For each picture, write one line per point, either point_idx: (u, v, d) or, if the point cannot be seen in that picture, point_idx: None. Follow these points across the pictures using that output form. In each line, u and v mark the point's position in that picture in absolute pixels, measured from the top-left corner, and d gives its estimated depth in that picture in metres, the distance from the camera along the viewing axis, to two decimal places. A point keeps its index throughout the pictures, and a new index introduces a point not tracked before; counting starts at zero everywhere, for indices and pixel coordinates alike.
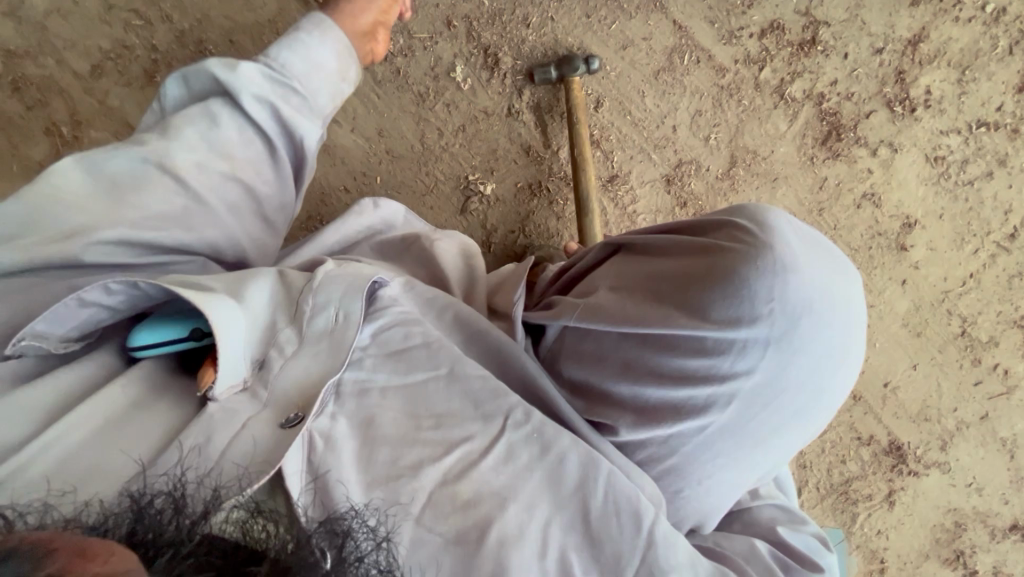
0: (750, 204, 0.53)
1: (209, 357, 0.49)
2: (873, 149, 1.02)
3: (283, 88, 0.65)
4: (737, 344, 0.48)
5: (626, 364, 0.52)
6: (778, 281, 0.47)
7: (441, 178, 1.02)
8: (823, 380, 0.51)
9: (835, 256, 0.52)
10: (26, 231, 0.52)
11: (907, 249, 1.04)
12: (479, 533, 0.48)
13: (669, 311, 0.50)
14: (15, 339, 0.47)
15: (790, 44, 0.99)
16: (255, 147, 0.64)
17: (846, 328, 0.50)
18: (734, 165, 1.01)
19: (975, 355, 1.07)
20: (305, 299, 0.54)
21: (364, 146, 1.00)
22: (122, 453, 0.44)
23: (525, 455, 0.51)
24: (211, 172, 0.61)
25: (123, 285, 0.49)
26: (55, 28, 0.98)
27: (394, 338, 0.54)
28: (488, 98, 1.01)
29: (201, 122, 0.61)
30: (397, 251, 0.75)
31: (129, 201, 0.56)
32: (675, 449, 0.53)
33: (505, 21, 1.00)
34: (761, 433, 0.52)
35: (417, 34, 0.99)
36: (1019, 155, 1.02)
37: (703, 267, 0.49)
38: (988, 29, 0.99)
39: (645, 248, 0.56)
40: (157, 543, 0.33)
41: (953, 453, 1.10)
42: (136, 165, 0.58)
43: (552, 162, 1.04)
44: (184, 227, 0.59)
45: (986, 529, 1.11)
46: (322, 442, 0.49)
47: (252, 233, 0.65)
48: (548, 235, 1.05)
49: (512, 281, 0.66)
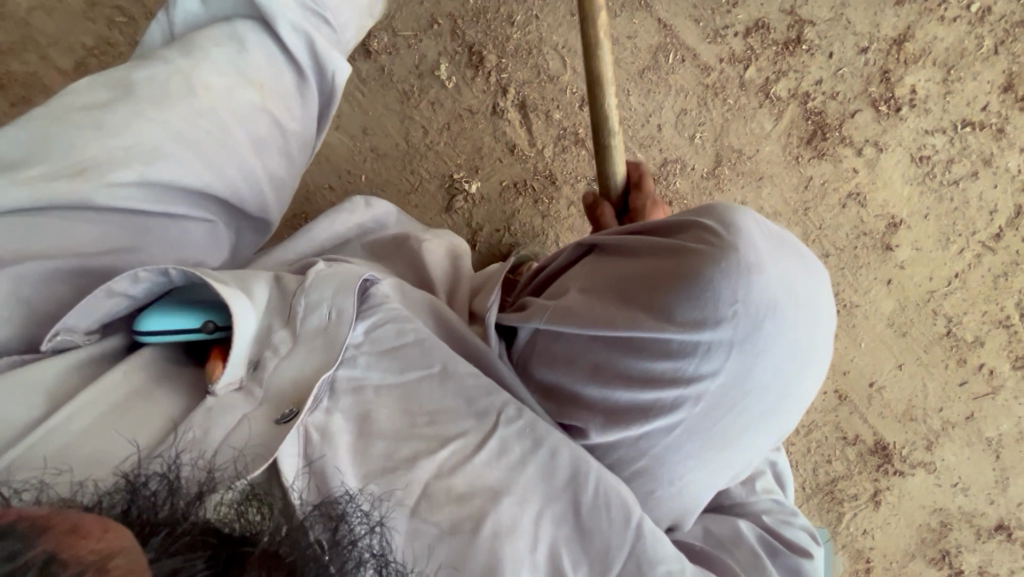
0: (718, 204, 0.53)
1: (218, 349, 0.50)
2: (859, 148, 1.02)
3: (314, 16, 0.65)
4: (702, 345, 0.48)
5: (596, 366, 0.52)
6: (741, 282, 0.47)
7: (426, 176, 1.02)
8: (788, 383, 0.50)
9: (800, 256, 0.52)
10: (42, 156, 0.50)
11: (893, 249, 1.04)
12: (474, 524, 0.48)
13: (636, 313, 0.50)
14: (51, 335, 0.47)
15: (776, 43, 0.99)
16: (284, 76, 0.64)
17: (810, 330, 0.50)
18: (719, 164, 1.01)
19: (960, 355, 1.07)
20: (298, 299, 0.53)
21: (349, 143, 0.99)
22: (122, 436, 0.44)
23: (517, 449, 0.51)
24: (238, 98, 0.60)
25: (152, 273, 0.49)
26: (38, 24, 0.97)
27: (387, 334, 0.54)
28: (473, 97, 1.01)
29: (230, 44, 0.61)
30: (386, 250, 0.75)
31: (151, 122, 0.54)
32: (645, 451, 0.52)
33: (489, 19, 0.99)
34: (730, 435, 0.52)
35: (401, 32, 0.98)
36: (1004, 154, 1.01)
37: (669, 269, 0.50)
38: (973, 28, 0.99)
39: (616, 248, 0.55)
40: (151, 522, 0.32)
41: (939, 453, 1.10)
42: (159, 84, 0.56)
43: (537, 160, 1.03)
44: (203, 156, 0.56)
45: (972, 529, 1.12)
46: (317, 434, 0.49)
47: (275, 169, 0.64)
48: (533, 234, 1.05)
49: (490, 285, 0.66)
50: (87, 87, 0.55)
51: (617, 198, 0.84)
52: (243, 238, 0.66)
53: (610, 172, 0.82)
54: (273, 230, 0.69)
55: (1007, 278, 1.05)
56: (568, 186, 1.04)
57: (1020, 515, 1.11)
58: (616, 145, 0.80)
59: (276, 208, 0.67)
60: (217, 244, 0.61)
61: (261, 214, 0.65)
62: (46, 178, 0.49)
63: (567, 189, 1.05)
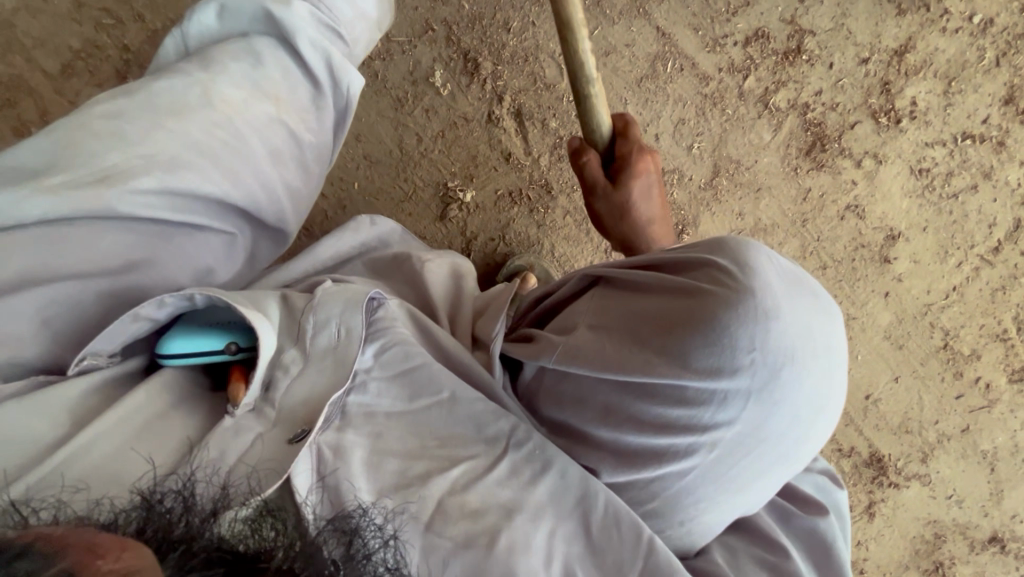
0: (731, 240, 0.51)
1: (239, 370, 0.50)
2: (858, 160, 1.01)
3: (328, 30, 0.63)
4: (719, 393, 0.46)
5: (608, 408, 0.51)
6: (757, 329, 0.45)
7: (420, 184, 1.00)
8: (804, 428, 0.49)
9: (816, 295, 0.50)
10: (53, 168, 0.48)
11: (891, 262, 1.03)
12: (489, 539, 0.48)
13: (651, 357, 0.48)
14: (77, 359, 0.47)
15: (775, 52, 0.98)
16: (301, 90, 0.62)
17: (828, 374, 0.48)
18: (716, 175, 1.00)
19: (957, 369, 1.06)
20: (307, 317, 0.53)
21: (342, 150, 0.98)
22: (138, 454, 0.44)
23: (528, 472, 0.51)
24: (256, 111, 0.58)
25: (177, 299, 0.49)
26: (23, 25, 0.95)
27: (396, 357, 0.54)
28: (468, 104, 0.99)
29: (246, 57, 0.59)
30: (388, 269, 0.75)
31: (169, 133, 0.52)
32: (657, 494, 0.51)
33: (485, 25, 0.98)
34: (744, 479, 0.50)
35: (395, 37, 0.97)
36: (1004, 167, 1.01)
37: (683, 312, 0.48)
38: (975, 40, 0.98)
39: (626, 283, 0.54)
40: (167, 539, 0.33)
41: (934, 465, 1.09)
42: (177, 95, 0.55)
43: (533, 169, 1.02)
44: (221, 167, 0.54)
45: (966, 541, 1.11)
46: (330, 451, 0.49)
47: (289, 184, 0.62)
48: (528, 243, 1.03)
49: (494, 305, 0.65)
50: (104, 98, 0.53)
51: (604, 150, 0.77)
52: (260, 249, 0.64)
53: (596, 126, 0.74)
54: (289, 241, 0.67)
55: (1005, 291, 1.04)
56: (564, 196, 1.03)
57: (1014, 528, 1.11)
58: (598, 91, 0.71)
59: (293, 220, 0.65)
60: (232, 256, 0.60)
61: (278, 224, 0.63)
62: (68, 186, 0.47)
63: (563, 198, 1.03)
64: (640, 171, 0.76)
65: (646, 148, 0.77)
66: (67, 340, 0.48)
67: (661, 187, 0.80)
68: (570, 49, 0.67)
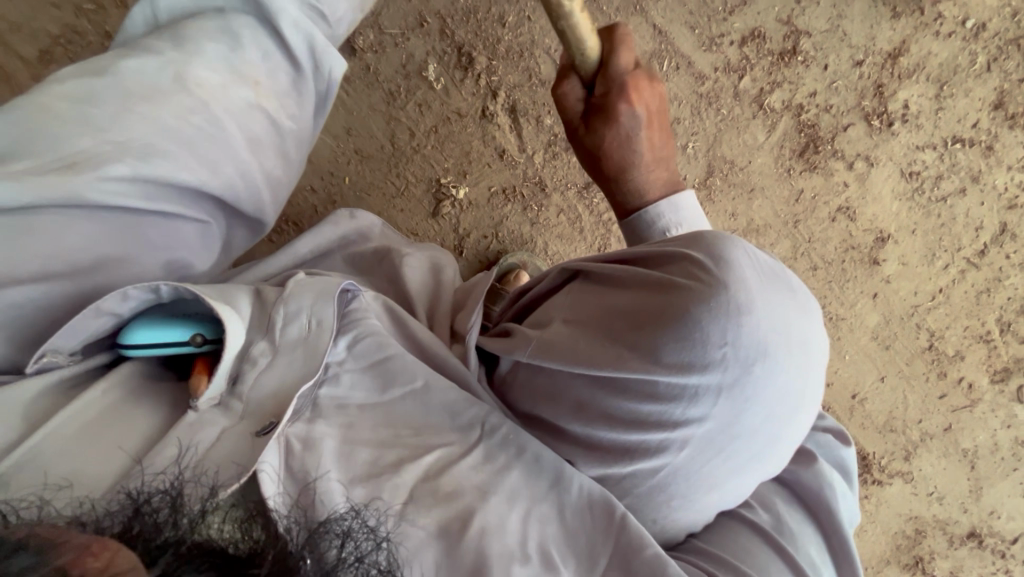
0: (709, 235, 0.49)
1: (203, 362, 0.48)
2: (850, 162, 1.01)
3: (310, 11, 0.60)
4: (689, 390, 0.45)
5: (581, 404, 0.50)
6: (730, 324, 0.44)
7: (412, 180, 0.99)
8: (778, 424, 0.48)
9: (795, 291, 0.49)
10: (17, 153, 0.46)
11: (880, 263, 1.04)
12: (463, 523, 0.47)
13: (622, 351, 0.47)
14: (35, 357, 0.45)
15: (771, 53, 0.98)
16: (280, 74, 0.59)
17: (803, 370, 0.47)
18: (710, 175, 1.00)
19: (941, 369, 1.08)
20: (277, 307, 0.51)
21: (332, 143, 0.96)
22: (107, 448, 0.43)
23: (502, 458, 0.51)
24: (233, 95, 0.56)
25: (142, 291, 0.47)
26: None
27: (370, 348, 0.53)
28: (461, 99, 0.98)
29: (223, 39, 0.56)
30: (368, 265, 0.73)
31: (142, 116, 0.50)
32: (628, 491, 0.50)
33: (480, 18, 0.96)
34: (716, 476, 0.49)
35: (388, 29, 0.95)
36: (992, 172, 1.02)
37: (657, 306, 0.47)
38: (967, 45, 0.98)
39: (602, 278, 0.52)
40: (154, 544, 0.32)
41: (917, 463, 1.11)
42: (150, 77, 0.52)
43: (527, 166, 1.01)
44: (197, 153, 0.53)
45: (945, 536, 1.14)
46: (299, 444, 0.48)
47: (268, 171, 0.60)
48: (521, 241, 1.03)
49: (472, 299, 0.63)
50: (70, 78, 0.51)
51: (590, 82, 0.68)
52: (236, 237, 0.62)
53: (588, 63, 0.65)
54: (267, 229, 0.65)
55: (989, 293, 1.06)
56: (557, 194, 1.02)
57: (992, 524, 1.14)
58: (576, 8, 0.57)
59: (272, 208, 0.63)
60: (208, 245, 0.58)
61: (257, 214, 0.61)
62: (33, 173, 0.45)
63: (556, 196, 1.02)
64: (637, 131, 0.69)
65: (633, 83, 0.67)
66: (29, 333, 0.47)
67: (659, 118, 0.70)
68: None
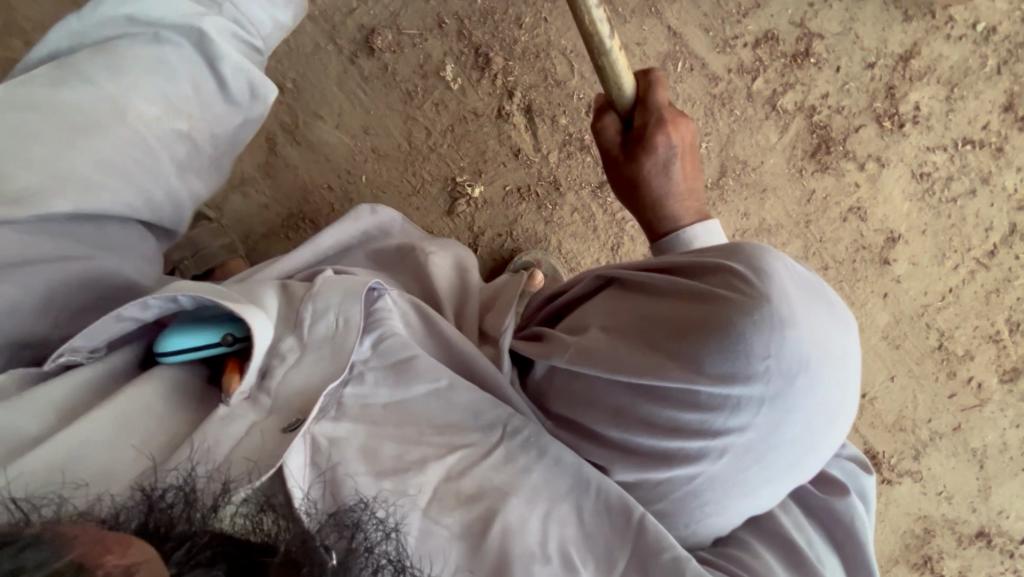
0: (749, 247, 0.50)
1: (234, 361, 0.49)
2: (861, 163, 1.02)
3: (245, 46, 0.59)
4: (732, 400, 0.47)
5: (618, 410, 0.51)
6: (773, 336, 0.46)
7: (428, 178, 1.00)
8: (816, 434, 0.49)
9: (833, 306, 0.50)
10: None
11: (891, 263, 1.05)
12: (484, 525, 0.48)
13: (662, 360, 0.49)
14: (55, 355, 0.46)
15: (784, 55, 0.99)
16: (216, 108, 0.58)
17: (841, 381, 0.48)
18: (723, 175, 1.01)
19: (951, 369, 1.09)
20: (305, 305, 0.52)
21: (348, 142, 0.98)
22: (132, 448, 0.44)
23: (523, 458, 0.52)
24: (169, 127, 0.55)
25: (161, 301, 0.47)
26: (22, 8, 0.93)
27: (394, 347, 0.54)
28: (478, 99, 0.99)
29: (157, 70, 0.54)
30: (392, 260, 0.74)
31: (81, 151, 0.50)
32: (664, 496, 0.51)
33: (497, 20, 0.97)
34: (753, 485, 0.50)
35: (406, 30, 0.96)
36: (1003, 173, 1.03)
37: (697, 317, 0.48)
38: (978, 47, 1.00)
39: (638, 286, 0.54)
40: (171, 536, 0.32)
41: (926, 462, 1.12)
42: (84, 110, 0.51)
43: (542, 165, 1.02)
44: (135, 185, 0.53)
45: (954, 536, 1.14)
46: (326, 442, 0.49)
47: (195, 194, 0.60)
48: (535, 240, 1.03)
49: (503, 301, 0.65)
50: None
51: (626, 116, 0.71)
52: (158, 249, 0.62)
53: (617, 92, 0.68)
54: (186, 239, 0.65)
55: (999, 294, 1.07)
56: (571, 193, 1.03)
57: (1001, 523, 1.14)
58: (615, 46, 0.63)
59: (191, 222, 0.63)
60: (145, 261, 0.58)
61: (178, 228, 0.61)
62: None
63: (571, 195, 1.03)
64: (673, 167, 0.70)
65: (669, 117, 0.69)
66: None
67: (692, 153, 0.71)
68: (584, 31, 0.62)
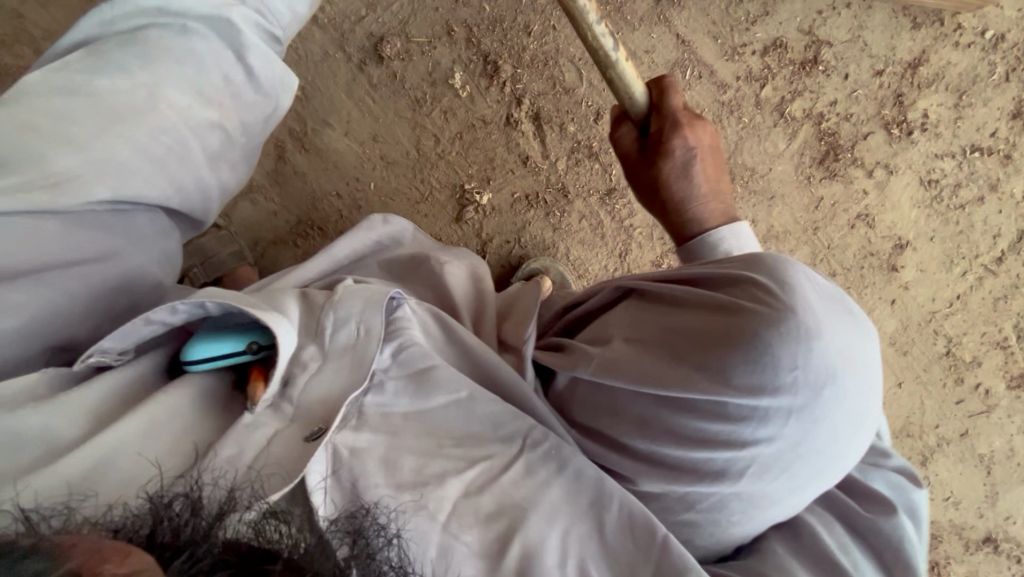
0: (770, 259, 0.51)
1: (258, 369, 0.49)
2: (870, 170, 1.02)
3: (269, 39, 0.60)
4: (759, 411, 0.47)
5: (644, 421, 0.51)
6: (799, 347, 0.46)
7: (437, 185, 1.00)
8: (842, 445, 0.49)
9: (856, 317, 0.50)
10: None
11: (899, 270, 1.05)
12: (505, 542, 0.48)
13: (689, 371, 0.49)
14: (85, 355, 0.46)
15: (792, 63, 0.99)
16: (245, 96, 0.58)
17: (866, 392, 0.49)
18: (731, 182, 1.01)
19: (958, 375, 1.09)
20: (327, 313, 0.52)
21: (357, 149, 0.98)
22: (141, 454, 0.43)
23: (543, 472, 0.52)
24: (201, 116, 0.55)
25: (189, 306, 0.47)
26: (32, 16, 0.93)
27: (415, 356, 0.54)
28: (487, 107, 0.99)
29: (188, 56, 0.54)
30: (404, 270, 0.74)
31: (116, 137, 0.50)
32: (691, 505, 0.51)
33: (506, 28, 0.97)
34: (781, 496, 0.50)
35: (415, 37, 0.97)
36: (1011, 180, 1.03)
37: (723, 328, 0.48)
38: (986, 55, 1.00)
39: (660, 297, 0.54)
40: (174, 544, 0.32)
41: (933, 468, 1.12)
42: (118, 95, 0.51)
43: (551, 172, 1.02)
44: (167, 174, 0.53)
45: (962, 541, 1.14)
46: (347, 452, 0.49)
47: (224, 182, 0.60)
48: (543, 247, 1.03)
49: (519, 311, 0.65)
50: (30, 92, 0.48)
51: (643, 123, 0.71)
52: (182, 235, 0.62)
53: (630, 100, 0.69)
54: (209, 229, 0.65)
55: (1006, 300, 1.07)
56: (580, 200, 1.03)
57: (1008, 529, 1.14)
58: (621, 58, 0.64)
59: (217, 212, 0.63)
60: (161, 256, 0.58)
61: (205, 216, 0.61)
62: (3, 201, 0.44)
63: (579, 202, 1.03)
64: (694, 169, 0.70)
65: (685, 121, 0.69)
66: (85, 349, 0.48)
67: (712, 154, 0.71)
68: (589, 43, 0.63)
